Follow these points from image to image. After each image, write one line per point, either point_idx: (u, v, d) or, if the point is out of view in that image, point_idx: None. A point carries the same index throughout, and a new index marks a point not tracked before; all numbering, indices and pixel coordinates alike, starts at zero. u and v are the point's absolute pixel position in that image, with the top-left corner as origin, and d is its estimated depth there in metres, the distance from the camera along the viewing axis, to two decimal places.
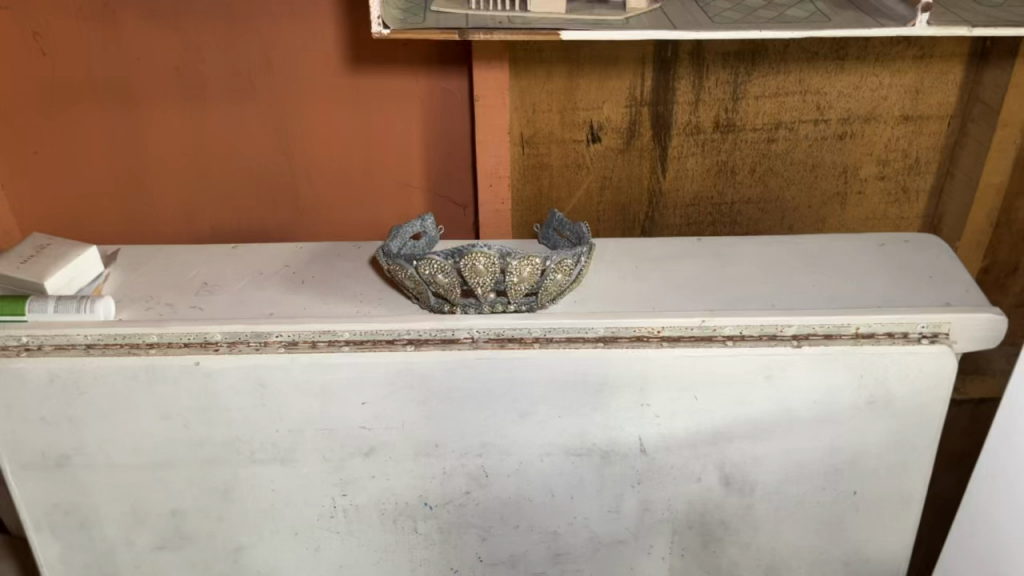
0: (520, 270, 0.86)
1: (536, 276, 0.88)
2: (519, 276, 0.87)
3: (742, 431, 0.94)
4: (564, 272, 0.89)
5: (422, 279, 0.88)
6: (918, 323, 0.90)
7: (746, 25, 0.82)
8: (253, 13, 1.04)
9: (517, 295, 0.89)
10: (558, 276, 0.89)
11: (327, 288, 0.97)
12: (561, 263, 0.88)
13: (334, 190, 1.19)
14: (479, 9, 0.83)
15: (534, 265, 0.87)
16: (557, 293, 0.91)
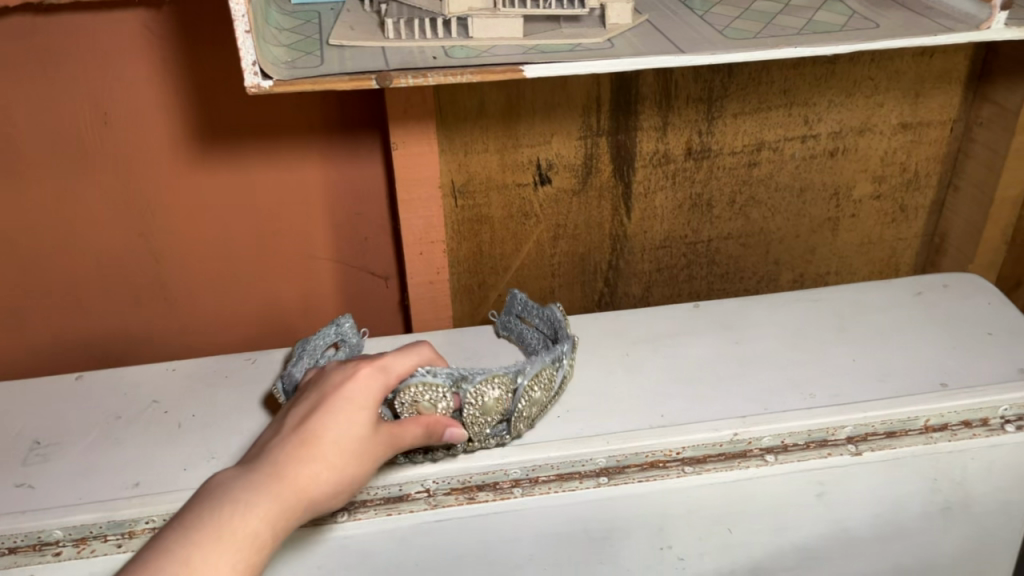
0: (483, 396, 0.62)
1: (505, 401, 0.63)
2: (481, 405, 0.62)
3: (788, 562, 0.72)
4: (541, 387, 0.65)
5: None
6: (999, 406, 0.70)
7: (769, 39, 0.60)
8: (72, 56, 0.74)
9: (480, 431, 0.64)
10: (538, 395, 0.65)
11: (214, 432, 0.70)
12: (536, 377, 0.65)
13: (214, 275, 0.91)
14: (399, 39, 0.58)
15: (501, 385, 0.63)
16: (537, 416, 0.67)
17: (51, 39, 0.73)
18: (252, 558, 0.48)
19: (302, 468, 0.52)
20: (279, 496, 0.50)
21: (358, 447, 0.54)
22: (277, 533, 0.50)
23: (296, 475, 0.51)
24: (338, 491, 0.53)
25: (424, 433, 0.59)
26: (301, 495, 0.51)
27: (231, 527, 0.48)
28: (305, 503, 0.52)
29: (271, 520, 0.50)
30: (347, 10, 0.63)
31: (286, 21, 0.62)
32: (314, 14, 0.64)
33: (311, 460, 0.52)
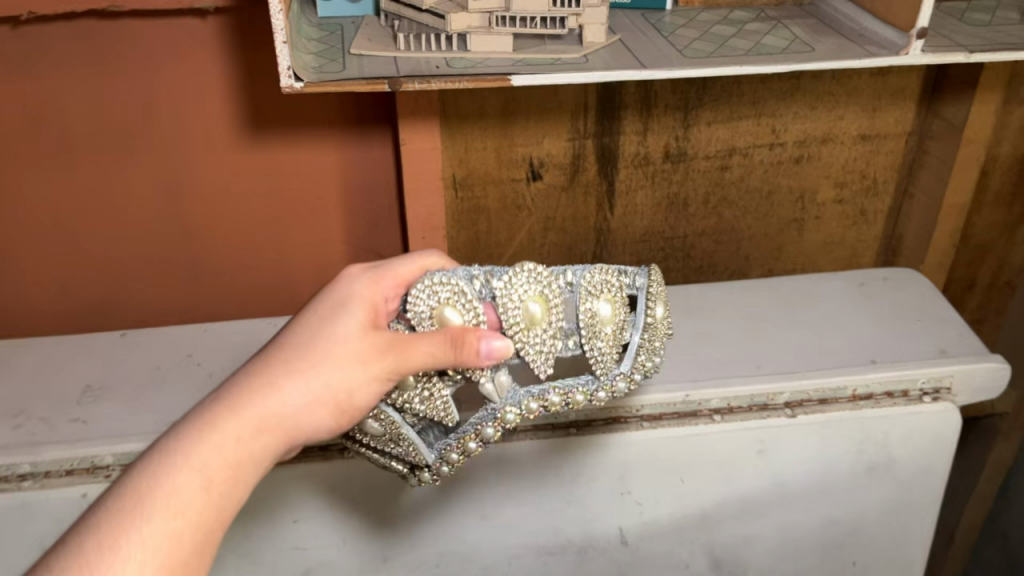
0: (515, 298, 0.58)
1: (553, 308, 0.59)
2: (520, 311, 0.58)
3: (732, 511, 0.83)
4: (609, 299, 0.61)
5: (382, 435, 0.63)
6: (918, 379, 0.81)
7: (720, 59, 0.71)
8: (126, 57, 0.85)
9: (540, 352, 0.59)
10: (596, 304, 0.60)
11: None
12: (592, 281, 0.60)
13: (240, 254, 1.01)
14: (409, 51, 0.69)
15: (541, 285, 0.59)
16: (607, 339, 0.61)
17: (109, 42, 0.84)
18: (194, 491, 0.49)
19: (267, 386, 0.54)
20: (240, 413, 0.52)
21: (340, 352, 0.55)
22: (246, 452, 0.52)
23: (259, 394, 0.53)
24: (322, 398, 0.54)
25: (445, 342, 0.55)
26: (272, 409, 0.53)
27: (175, 459, 0.49)
28: (282, 415, 0.53)
29: (234, 439, 0.52)
30: (366, 24, 0.75)
31: (314, 32, 0.74)
32: (338, 27, 0.75)
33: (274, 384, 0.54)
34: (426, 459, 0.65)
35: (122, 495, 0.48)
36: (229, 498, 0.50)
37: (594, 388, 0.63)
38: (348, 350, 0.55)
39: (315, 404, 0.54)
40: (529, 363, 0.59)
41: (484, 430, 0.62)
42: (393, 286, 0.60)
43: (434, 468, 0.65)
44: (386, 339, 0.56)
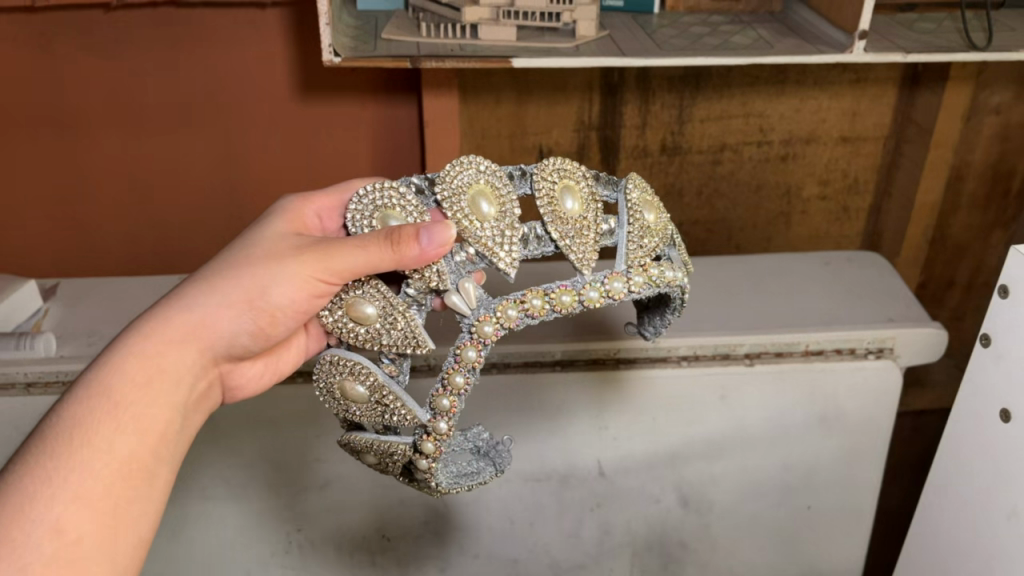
0: (454, 187, 0.62)
1: (505, 198, 0.64)
2: (467, 199, 0.62)
3: (697, 451, 0.95)
4: (570, 191, 0.65)
5: (369, 400, 0.65)
6: (864, 339, 0.93)
7: (690, 51, 0.84)
8: (196, 41, 1.01)
9: (496, 243, 0.62)
10: (552, 192, 0.64)
11: None
12: (548, 169, 0.65)
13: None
14: (429, 37, 0.84)
15: (489, 175, 0.64)
16: (569, 224, 0.65)
17: (181, 28, 1.00)
18: (113, 403, 0.53)
19: (178, 302, 0.59)
20: (152, 328, 0.57)
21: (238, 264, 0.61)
22: (164, 361, 0.57)
23: (169, 310, 0.59)
24: (235, 301, 0.60)
25: (381, 237, 0.58)
26: (187, 320, 0.59)
27: (88, 378, 0.54)
28: (197, 324, 0.59)
29: (147, 348, 0.56)
30: (396, 16, 0.90)
31: (352, 20, 0.89)
32: (373, 18, 0.90)
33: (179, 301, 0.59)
34: (417, 417, 0.65)
35: (44, 424, 0.52)
36: (149, 408, 0.54)
37: (583, 288, 0.63)
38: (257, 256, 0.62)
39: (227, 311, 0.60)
40: (488, 253, 0.62)
41: (464, 355, 0.62)
42: (316, 205, 0.69)
43: (429, 426, 0.65)
44: (299, 243, 0.62)
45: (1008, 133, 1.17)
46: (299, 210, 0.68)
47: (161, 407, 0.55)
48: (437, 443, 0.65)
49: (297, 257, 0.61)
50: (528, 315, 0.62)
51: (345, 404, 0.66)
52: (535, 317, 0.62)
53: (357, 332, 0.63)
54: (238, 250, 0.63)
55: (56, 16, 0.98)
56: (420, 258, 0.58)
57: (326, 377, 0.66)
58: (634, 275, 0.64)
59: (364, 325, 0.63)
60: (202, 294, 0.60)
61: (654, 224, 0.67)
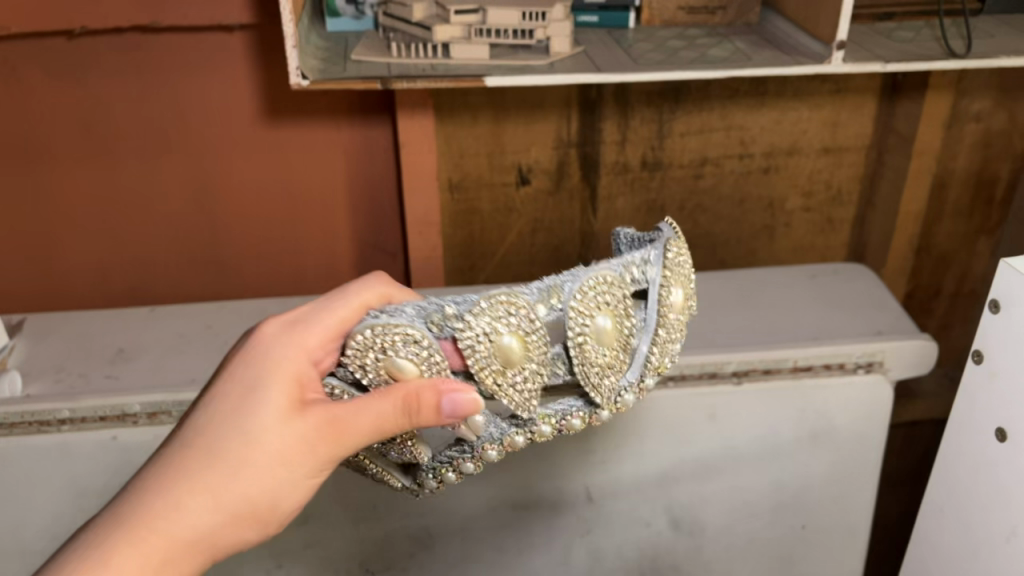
0: (480, 331, 0.57)
1: (534, 340, 0.59)
2: (494, 351, 0.58)
3: (687, 472, 0.93)
4: (608, 318, 0.60)
5: None
6: (853, 354, 0.91)
7: (666, 65, 0.83)
8: (165, 66, 0.99)
9: (518, 394, 0.60)
10: (586, 319, 0.59)
11: None
12: (586, 299, 0.59)
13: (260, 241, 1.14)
14: (400, 57, 0.82)
15: (522, 321, 0.58)
16: (599, 355, 0.61)
17: (149, 54, 0.98)
18: None
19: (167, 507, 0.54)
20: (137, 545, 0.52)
21: (246, 447, 0.55)
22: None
23: (158, 522, 0.53)
24: (236, 513, 0.55)
25: (400, 410, 0.55)
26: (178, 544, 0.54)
27: None
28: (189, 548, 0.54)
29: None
30: (367, 37, 0.88)
31: (321, 42, 0.87)
32: (343, 39, 0.88)
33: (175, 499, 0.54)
34: (401, 480, 0.68)
35: None
36: None
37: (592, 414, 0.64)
38: (272, 458, 0.55)
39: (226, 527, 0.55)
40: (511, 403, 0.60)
41: (484, 454, 0.63)
42: (315, 351, 0.61)
43: (415, 488, 0.68)
44: (316, 427, 0.56)
45: (991, 141, 1.16)
46: (297, 364, 0.59)
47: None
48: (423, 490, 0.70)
49: (310, 462, 0.56)
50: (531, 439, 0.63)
51: None
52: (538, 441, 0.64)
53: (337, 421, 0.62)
54: (235, 443, 0.55)
55: (20, 44, 0.96)
56: (435, 423, 0.56)
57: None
58: (644, 383, 0.65)
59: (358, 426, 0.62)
60: (210, 499, 0.54)
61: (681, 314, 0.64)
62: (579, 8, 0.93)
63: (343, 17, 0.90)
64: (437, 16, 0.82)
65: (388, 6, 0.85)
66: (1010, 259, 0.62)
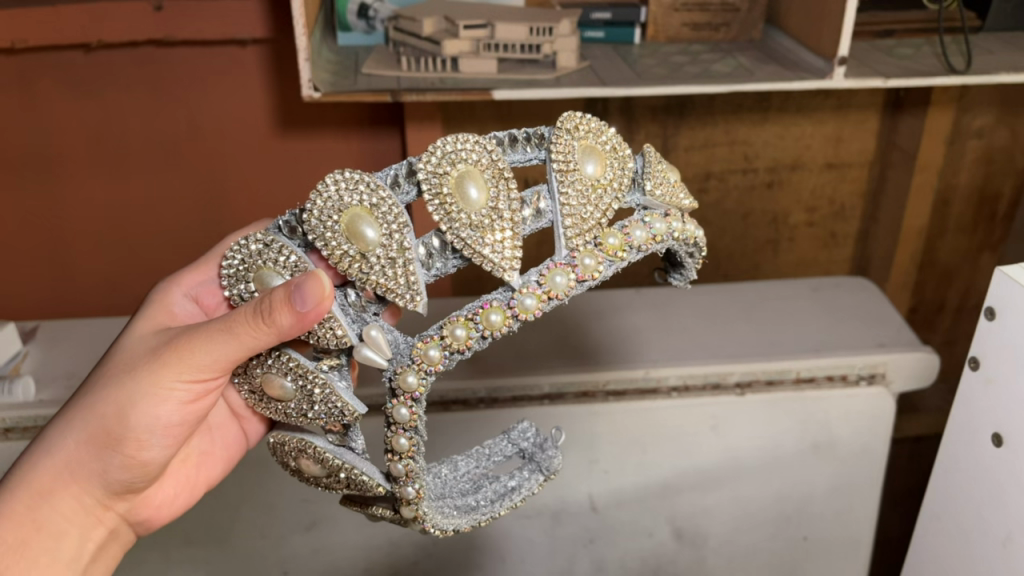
0: (324, 216, 0.53)
1: (388, 216, 0.53)
2: (347, 234, 0.53)
3: (690, 482, 0.94)
4: (472, 179, 0.54)
5: (300, 402, 0.58)
6: (855, 366, 0.92)
7: (671, 80, 0.84)
8: (179, 79, 1.01)
9: (388, 279, 0.54)
10: (439, 184, 0.54)
11: None
12: (433, 160, 0.54)
13: (244, 220, 1.11)
14: (410, 71, 0.84)
15: (367, 194, 0.53)
16: (472, 220, 0.54)
17: (163, 67, 1.00)
18: None
19: (47, 442, 0.59)
20: (21, 476, 0.58)
21: (103, 369, 0.60)
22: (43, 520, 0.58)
23: (38, 456, 0.58)
24: (92, 433, 0.58)
25: (246, 309, 0.53)
26: (52, 470, 0.58)
27: None
28: (64, 471, 0.58)
29: (22, 508, 0.57)
30: (376, 51, 0.90)
31: (332, 56, 0.89)
32: (353, 53, 0.90)
33: (54, 434, 0.59)
34: (379, 483, 0.61)
35: None
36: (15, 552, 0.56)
37: (516, 296, 0.55)
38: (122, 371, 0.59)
39: (89, 449, 0.58)
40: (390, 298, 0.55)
41: (403, 381, 0.56)
42: (185, 288, 0.67)
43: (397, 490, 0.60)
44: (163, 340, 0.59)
45: (993, 157, 1.17)
46: (162, 298, 0.66)
47: (55, 561, 0.58)
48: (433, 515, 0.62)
49: (156, 369, 0.57)
50: (452, 352, 0.56)
51: (277, 403, 0.59)
52: (459, 351, 0.56)
53: (282, 409, 0.59)
54: (98, 372, 0.60)
55: (34, 59, 0.98)
56: (295, 322, 0.51)
57: (279, 451, 0.62)
58: (580, 260, 0.56)
59: (286, 401, 0.58)
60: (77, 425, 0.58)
61: (593, 181, 0.57)
62: (586, 24, 0.95)
63: (354, 32, 0.92)
64: (447, 31, 0.84)
65: (398, 20, 0.87)
66: (1006, 268, 0.63)
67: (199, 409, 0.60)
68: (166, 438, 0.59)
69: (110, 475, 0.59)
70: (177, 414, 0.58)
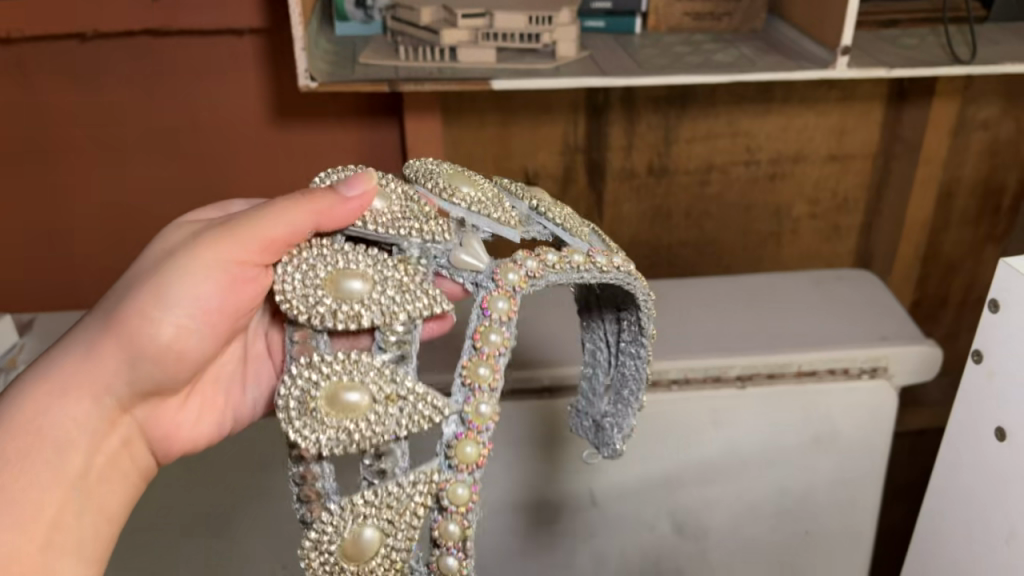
0: (430, 167, 0.62)
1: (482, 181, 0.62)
2: (450, 174, 0.61)
3: (691, 476, 0.93)
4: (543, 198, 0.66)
5: (373, 293, 0.54)
6: (858, 359, 0.91)
7: (672, 70, 0.84)
8: (175, 69, 1.00)
9: (488, 202, 0.59)
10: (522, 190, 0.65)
11: None
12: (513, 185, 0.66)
13: None
14: (408, 60, 0.83)
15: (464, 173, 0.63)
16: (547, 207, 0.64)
17: (160, 57, 0.99)
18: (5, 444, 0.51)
19: (78, 338, 0.56)
20: (49, 373, 0.55)
21: (143, 264, 0.58)
22: (61, 431, 0.53)
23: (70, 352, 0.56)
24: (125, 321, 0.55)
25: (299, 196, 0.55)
26: (75, 365, 0.55)
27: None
28: (90, 367, 0.55)
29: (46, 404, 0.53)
30: (374, 41, 0.89)
31: (329, 46, 0.88)
32: (351, 43, 0.89)
33: (84, 331, 0.57)
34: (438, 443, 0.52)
35: None
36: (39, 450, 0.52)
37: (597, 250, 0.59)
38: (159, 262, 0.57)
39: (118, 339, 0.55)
40: (487, 216, 0.58)
41: (485, 334, 0.53)
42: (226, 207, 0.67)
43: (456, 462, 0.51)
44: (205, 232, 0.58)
45: (998, 149, 1.16)
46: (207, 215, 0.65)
47: (63, 479, 0.52)
48: (461, 564, 0.51)
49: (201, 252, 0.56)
50: (550, 266, 0.56)
51: (341, 302, 0.53)
52: (558, 266, 0.56)
53: (347, 308, 0.53)
54: (133, 270, 0.59)
55: (30, 49, 0.97)
56: (347, 206, 0.55)
57: (304, 379, 0.52)
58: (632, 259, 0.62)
59: (354, 299, 0.53)
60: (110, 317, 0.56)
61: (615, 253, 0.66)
62: (586, 13, 0.94)
63: (352, 22, 0.91)
64: (445, 21, 0.83)
65: (396, 10, 0.86)
66: (1010, 260, 0.62)
67: (239, 297, 0.59)
68: (208, 329, 0.58)
69: (144, 374, 0.57)
70: (217, 298, 0.57)
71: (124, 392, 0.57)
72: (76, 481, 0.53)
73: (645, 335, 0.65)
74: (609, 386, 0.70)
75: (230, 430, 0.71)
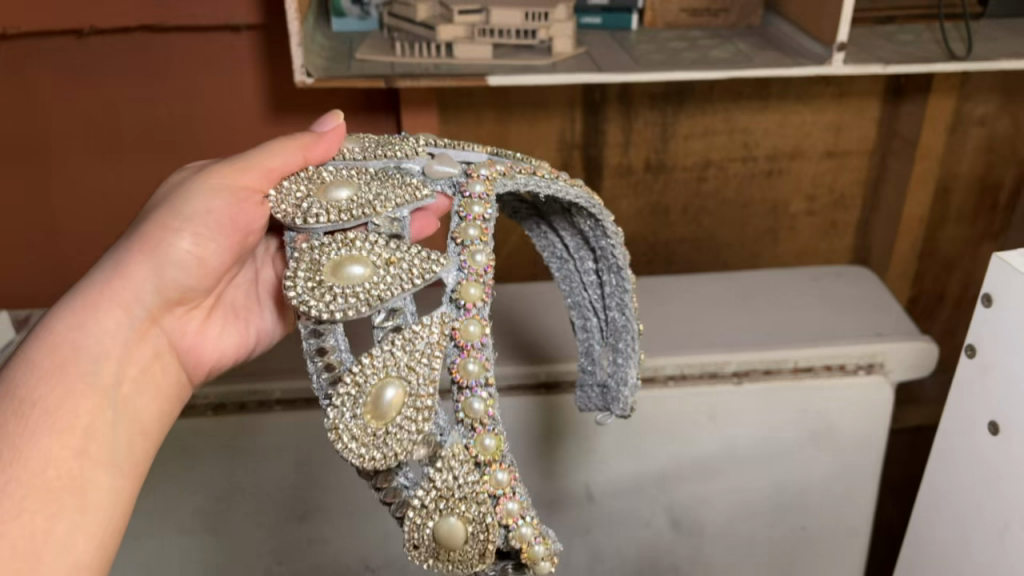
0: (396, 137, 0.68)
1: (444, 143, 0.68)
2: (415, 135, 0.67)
3: (687, 471, 0.93)
4: None
5: (363, 195, 0.58)
6: (854, 355, 0.91)
7: (668, 66, 0.84)
8: (173, 65, 1.00)
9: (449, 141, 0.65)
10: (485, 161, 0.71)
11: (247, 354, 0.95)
12: None
13: None
14: (404, 56, 0.83)
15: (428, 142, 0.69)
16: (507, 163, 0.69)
17: (157, 53, 0.99)
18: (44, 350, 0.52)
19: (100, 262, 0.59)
20: (81, 289, 0.57)
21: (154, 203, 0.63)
22: (96, 335, 0.55)
23: (95, 272, 0.58)
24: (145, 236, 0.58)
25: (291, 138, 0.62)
26: (102, 279, 0.57)
27: (25, 341, 0.54)
28: (117, 279, 0.57)
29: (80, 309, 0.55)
30: (371, 37, 0.89)
31: (326, 42, 0.88)
32: (348, 39, 0.89)
33: (106, 256, 0.59)
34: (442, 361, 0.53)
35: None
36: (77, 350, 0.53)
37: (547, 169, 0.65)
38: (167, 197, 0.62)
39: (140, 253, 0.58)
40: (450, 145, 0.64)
41: (463, 231, 0.56)
42: None
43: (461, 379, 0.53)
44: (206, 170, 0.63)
45: (994, 145, 1.16)
46: None
47: (99, 382, 0.53)
48: (487, 401, 0.53)
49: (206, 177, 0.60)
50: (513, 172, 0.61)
51: (335, 203, 0.57)
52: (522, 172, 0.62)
53: (342, 203, 0.57)
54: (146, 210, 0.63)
55: (28, 44, 0.97)
56: (332, 141, 0.62)
57: (306, 261, 0.54)
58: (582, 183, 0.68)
59: (349, 196, 0.57)
60: (129, 241, 0.59)
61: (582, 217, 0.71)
62: (583, 9, 0.94)
63: (349, 18, 0.91)
64: (441, 16, 0.83)
65: (393, 6, 0.86)
66: (1004, 255, 0.62)
67: (250, 219, 0.62)
68: (224, 236, 0.61)
69: (167, 280, 0.59)
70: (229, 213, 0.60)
71: (151, 300, 0.59)
72: (111, 391, 0.53)
73: (627, 280, 0.70)
74: (606, 349, 0.73)
75: (252, 351, 0.72)
